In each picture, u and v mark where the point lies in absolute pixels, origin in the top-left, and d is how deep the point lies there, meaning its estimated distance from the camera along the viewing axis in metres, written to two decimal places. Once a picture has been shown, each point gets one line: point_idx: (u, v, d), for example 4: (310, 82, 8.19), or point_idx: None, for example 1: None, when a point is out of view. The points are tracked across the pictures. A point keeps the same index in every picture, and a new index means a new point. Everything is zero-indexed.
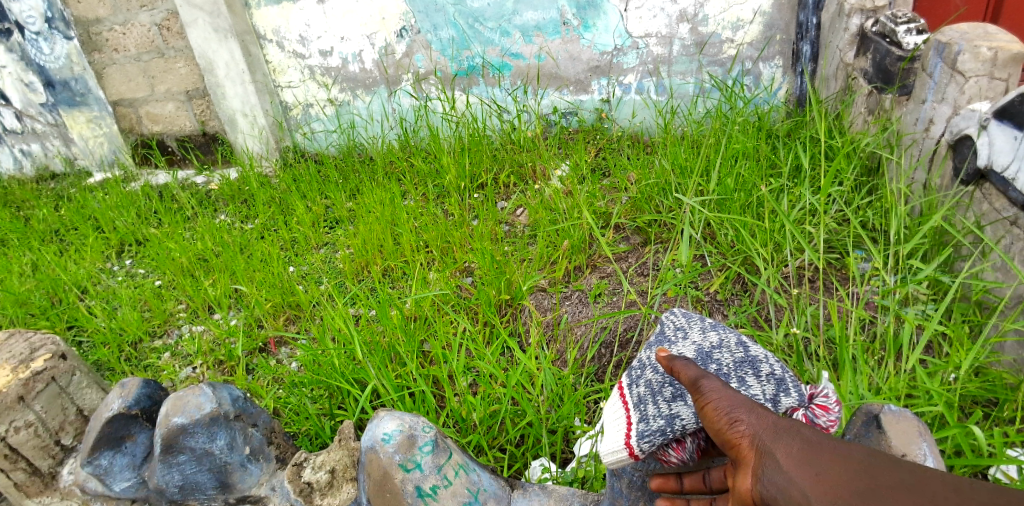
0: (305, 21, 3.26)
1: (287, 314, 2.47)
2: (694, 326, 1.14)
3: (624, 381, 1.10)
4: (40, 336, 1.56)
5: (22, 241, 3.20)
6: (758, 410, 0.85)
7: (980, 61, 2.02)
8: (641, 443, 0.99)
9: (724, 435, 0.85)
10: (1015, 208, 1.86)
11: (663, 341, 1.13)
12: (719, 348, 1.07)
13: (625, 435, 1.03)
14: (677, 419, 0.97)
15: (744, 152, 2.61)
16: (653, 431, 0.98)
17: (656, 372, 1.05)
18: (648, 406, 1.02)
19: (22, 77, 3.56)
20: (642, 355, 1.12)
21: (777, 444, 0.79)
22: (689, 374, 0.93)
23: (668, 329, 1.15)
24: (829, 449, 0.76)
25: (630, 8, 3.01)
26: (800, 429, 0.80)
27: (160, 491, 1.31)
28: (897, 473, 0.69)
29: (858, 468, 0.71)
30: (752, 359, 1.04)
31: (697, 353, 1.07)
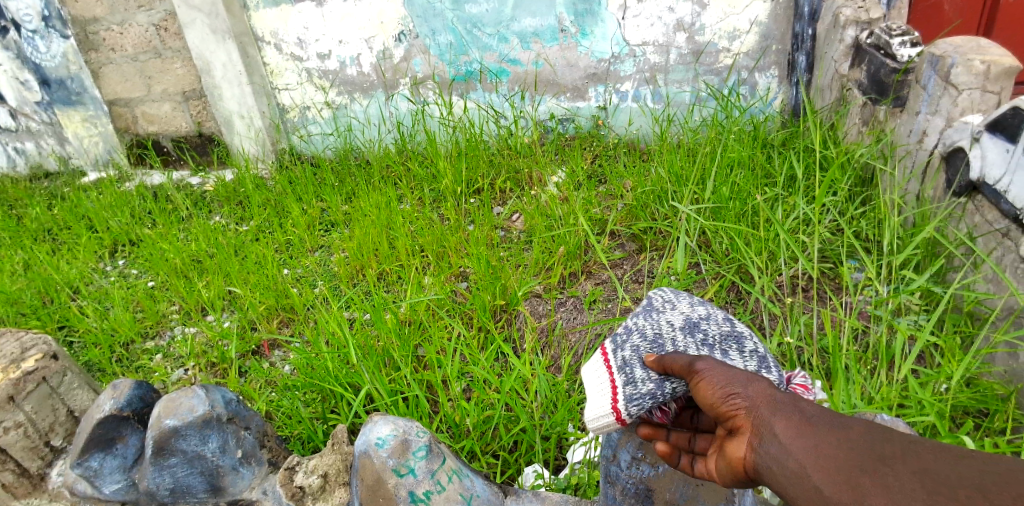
0: (303, 24, 3.27)
1: (281, 316, 2.46)
2: (681, 299, 1.12)
3: (607, 346, 1.08)
4: (31, 336, 1.55)
5: (14, 240, 3.18)
6: (756, 382, 0.89)
7: (974, 74, 2.05)
8: (629, 407, 0.99)
9: (716, 405, 0.89)
10: (1006, 220, 1.87)
11: (649, 309, 1.11)
12: (706, 320, 1.06)
13: (612, 400, 1.01)
14: (668, 383, 0.98)
15: (739, 161, 2.63)
16: (643, 395, 0.98)
17: (644, 338, 1.05)
18: (635, 370, 1.01)
19: (18, 75, 3.57)
20: (626, 323, 1.10)
21: (772, 416, 0.84)
22: (681, 362, 0.95)
23: (656, 299, 1.13)
24: (827, 422, 0.81)
25: (627, 17, 3.03)
26: (796, 399, 0.85)
27: (150, 495, 1.30)
28: (892, 441, 0.76)
29: (854, 437, 0.78)
30: (737, 334, 1.05)
31: (686, 321, 1.06)
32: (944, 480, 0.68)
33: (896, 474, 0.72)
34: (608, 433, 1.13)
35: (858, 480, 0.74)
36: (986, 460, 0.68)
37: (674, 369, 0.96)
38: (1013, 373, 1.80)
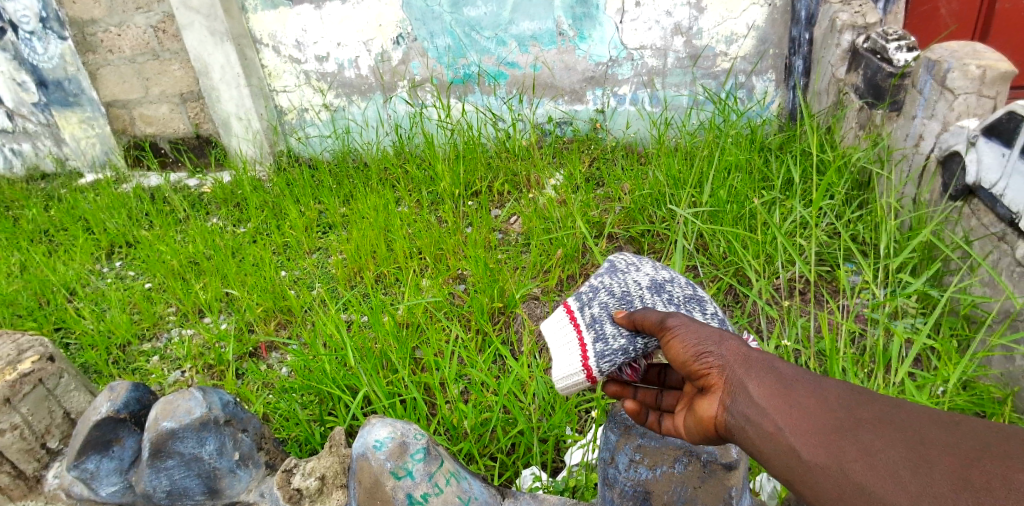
0: (301, 26, 3.28)
1: (278, 319, 2.46)
2: (644, 262, 1.19)
3: (576, 307, 1.15)
4: (28, 337, 1.55)
5: (10, 241, 3.17)
6: (728, 342, 0.96)
7: (969, 78, 2.07)
8: (601, 362, 1.08)
9: (691, 365, 0.97)
10: (1002, 224, 1.89)
11: (614, 270, 1.17)
12: (671, 282, 1.13)
13: (584, 357, 1.10)
14: (637, 339, 1.07)
15: (737, 164, 2.64)
16: (614, 351, 1.07)
17: (612, 296, 1.12)
18: (605, 328, 1.09)
19: (15, 76, 3.58)
20: (593, 283, 1.17)
21: (746, 376, 0.92)
22: (653, 319, 1.02)
23: (619, 262, 1.19)
24: (798, 381, 0.89)
25: (625, 20, 3.04)
26: (769, 359, 0.93)
27: (147, 497, 1.29)
28: (870, 404, 0.83)
29: (830, 399, 0.85)
30: (699, 297, 1.12)
31: (652, 281, 1.13)
32: (922, 448, 0.76)
33: (873, 437, 0.79)
34: (603, 439, 1.11)
35: (834, 440, 0.81)
36: (960, 431, 0.76)
37: (645, 324, 1.03)
38: (1009, 376, 1.81)
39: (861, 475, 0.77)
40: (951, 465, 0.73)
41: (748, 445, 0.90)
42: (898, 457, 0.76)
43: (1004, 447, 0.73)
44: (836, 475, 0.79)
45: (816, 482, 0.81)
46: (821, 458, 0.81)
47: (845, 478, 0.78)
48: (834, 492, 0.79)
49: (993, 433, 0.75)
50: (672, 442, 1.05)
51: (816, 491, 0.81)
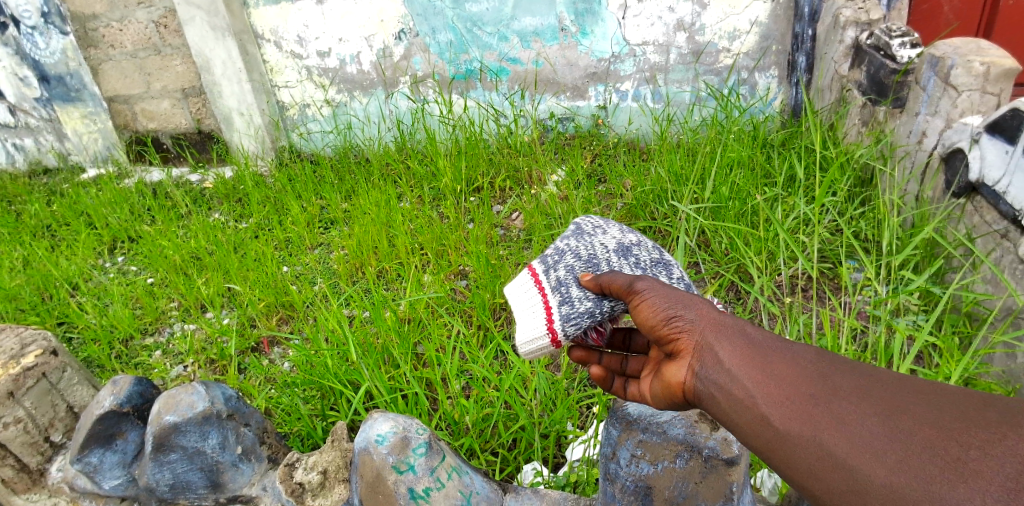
0: (303, 22, 3.27)
1: (280, 314, 2.46)
2: (611, 227, 1.28)
3: (542, 272, 1.24)
4: (31, 331, 1.55)
5: (12, 235, 3.18)
6: (699, 308, 1.00)
7: (973, 75, 2.06)
8: (568, 325, 1.15)
9: (662, 329, 1.02)
10: (1005, 221, 1.89)
11: (581, 233, 1.28)
12: (637, 246, 1.22)
13: (549, 322, 1.18)
14: (604, 303, 1.15)
15: (739, 161, 2.63)
16: (581, 313, 1.14)
17: (578, 260, 1.21)
18: (572, 291, 1.17)
19: (16, 71, 3.58)
20: (561, 248, 1.26)
21: (718, 342, 0.95)
22: (623, 284, 1.08)
23: (586, 225, 1.30)
24: (770, 349, 0.92)
25: (627, 16, 3.04)
26: (742, 327, 0.96)
27: (150, 491, 1.30)
28: (846, 374, 0.84)
29: (804, 367, 0.87)
30: (665, 262, 1.21)
31: (618, 244, 1.23)
32: (897, 417, 0.76)
33: (847, 405, 0.80)
34: (606, 433, 1.11)
35: (807, 407, 0.82)
36: (938, 402, 0.76)
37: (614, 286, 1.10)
38: (1011, 373, 1.81)
39: (833, 442, 0.78)
40: (928, 433, 0.73)
41: (721, 412, 0.92)
42: (872, 424, 0.77)
43: (982, 419, 0.72)
44: (809, 442, 0.80)
45: (789, 449, 0.82)
46: (792, 424, 0.83)
47: (818, 444, 0.79)
48: (807, 459, 0.80)
49: (972, 405, 0.75)
50: (674, 436, 1.04)
51: (789, 458, 0.82)
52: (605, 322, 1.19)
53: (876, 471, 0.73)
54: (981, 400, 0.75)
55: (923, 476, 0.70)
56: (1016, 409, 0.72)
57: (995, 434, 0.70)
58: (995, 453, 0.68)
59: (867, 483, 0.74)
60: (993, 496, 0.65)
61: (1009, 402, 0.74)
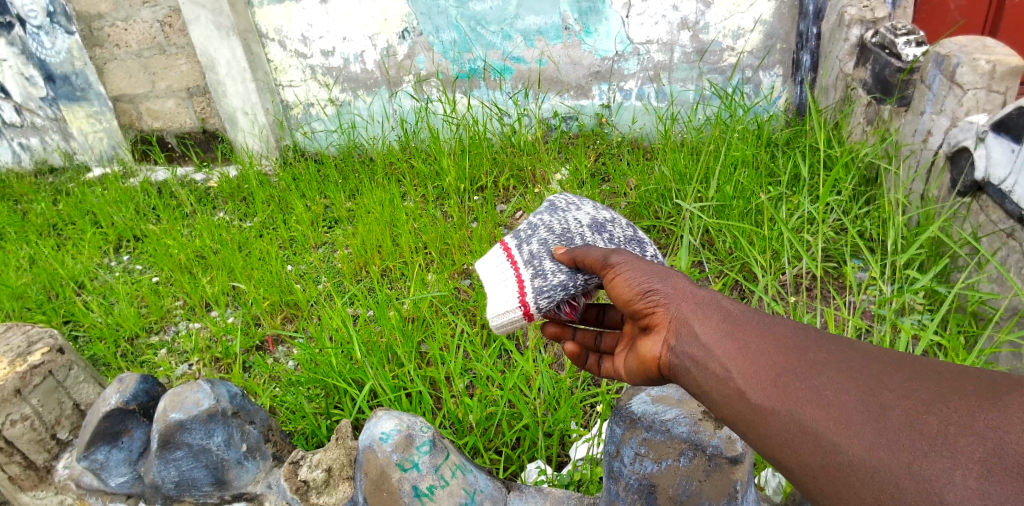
0: (307, 21, 3.28)
1: (285, 313, 2.47)
2: (585, 205, 1.39)
3: (515, 248, 1.34)
4: (37, 329, 1.56)
5: (19, 234, 3.20)
6: (675, 283, 1.03)
7: (979, 74, 2.05)
8: (541, 298, 1.24)
9: (638, 304, 1.05)
10: (1011, 220, 1.88)
11: (556, 210, 1.38)
12: (611, 224, 1.33)
13: (523, 295, 1.27)
14: (578, 277, 1.23)
15: (743, 160, 2.62)
16: (555, 286, 1.23)
17: (551, 234, 1.31)
18: (546, 265, 1.27)
19: (23, 71, 3.60)
20: (534, 224, 1.36)
21: (693, 317, 0.96)
22: (598, 259, 1.14)
23: (561, 203, 1.41)
24: (747, 322, 0.92)
25: (631, 15, 3.03)
26: (717, 302, 0.97)
27: (156, 488, 1.31)
28: (825, 348, 0.84)
29: (781, 342, 0.87)
30: (638, 240, 1.31)
31: (591, 221, 1.33)
32: (877, 390, 0.76)
33: (825, 379, 0.80)
34: (610, 431, 1.11)
35: (785, 383, 0.82)
36: (917, 375, 0.77)
37: (587, 261, 1.16)
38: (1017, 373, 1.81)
39: (812, 418, 0.78)
40: (909, 407, 0.73)
41: (698, 387, 0.93)
42: (851, 398, 0.77)
43: (961, 392, 0.73)
44: (787, 418, 0.80)
45: (766, 424, 0.83)
46: (767, 399, 0.83)
47: (796, 420, 0.79)
48: (784, 433, 0.81)
49: (951, 378, 0.75)
50: (678, 434, 1.03)
51: (766, 434, 0.83)
52: (578, 296, 1.28)
53: (853, 446, 0.74)
54: (959, 373, 0.76)
55: (903, 451, 0.71)
56: (993, 381, 0.73)
57: (975, 409, 0.71)
58: (975, 427, 0.69)
59: (845, 457, 0.74)
60: (974, 472, 0.66)
61: (987, 374, 0.75)
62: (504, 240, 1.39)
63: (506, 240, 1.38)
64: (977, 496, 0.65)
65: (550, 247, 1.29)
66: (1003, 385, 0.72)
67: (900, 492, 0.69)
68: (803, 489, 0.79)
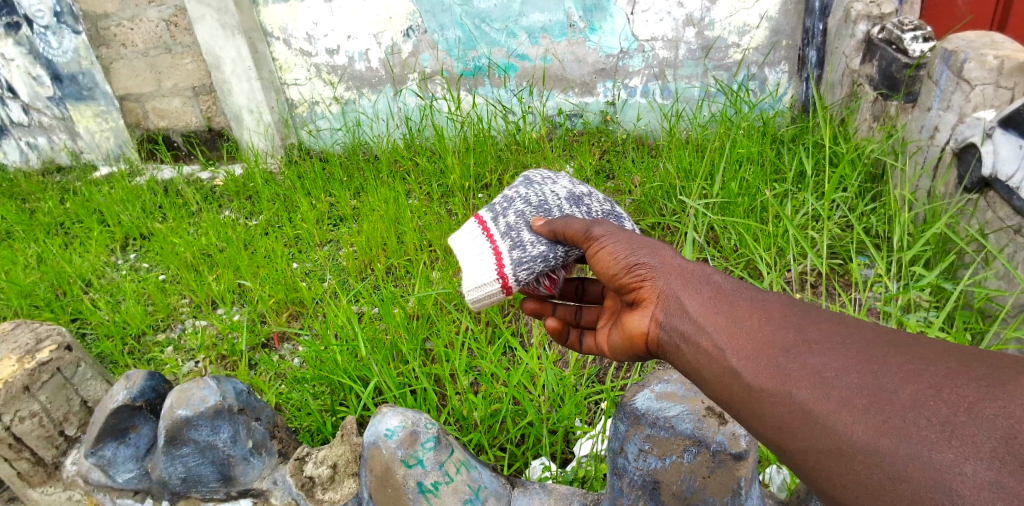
0: (312, 19, 3.29)
1: (290, 310, 2.48)
2: (560, 179, 1.43)
3: (489, 220, 1.35)
4: (45, 326, 1.57)
5: (27, 233, 3.22)
6: (666, 261, 1.08)
7: (987, 69, 2.03)
8: (519, 269, 1.26)
9: (626, 278, 1.11)
10: (1019, 216, 1.87)
11: (531, 183, 1.41)
12: (588, 197, 1.37)
13: (500, 266, 1.28)
14: (557, 249, 1.27)
15: (748, 156, 2.62)
16: (535, 257, 1.26)
17: (528, 206, 1.33)
18: (524, 237, 1.29)
19: (30, 70, 3.62)
20: (509, 196, 1.38)
21: (683, 293, 1.03)
22: (584, 234, 1.18)
23: (535, 178, 1.43)
24: (739, 300, 0.97)
25: (636, 11, 3.02)
26: (705, 275, 1.03)
27: (163, 483, 1.32)
28: (826, 332, 0.84)
29: (775, 322, 0.90)
30: (614, 213, 1.36)
31: (569, 194, 1.37)
32: (881, 375, 0.76)
33: (826, 363, 0.81)
34: (614, 427, 1.11)
35: (782, 365, 0.84)
36: (923, 358, 0.75)
37: (568, 233, 1.20)
38: None
39: (811, 401, 0.79)
40: (914, 393, 0.72)
41: (693, 366, 0.98)
42: (853, 383, 0.77)
43: (969, 376, 0.71)
44: (785, 401, 0.82)
45: (763, 406, 0.85)
46: (763, 381, 0.85)
47: (794, 403, 0.81)
48: (783, 416, 0.82)
49: (959, 361, 0.74)
50: (681, 431, 1.03)
51: (764, 416, 0.84)
52: (558, 269, 1.32)
53: (856, 431, 0.73)
54: (968, 356, 0.74)
55: (907, 438, 0.69)
56: (1004, 365, 0.71)
57: (984, 394, 0.68)
58: (984, 414, 0.67)
59: (846, 443, 0.74)
60: (982, 461, 0.64)
61: (998, 358, 0.73)
62: (477, 213, 1.40)
63: (479, 212, 1.38)
64: (985, 486, 0.63)
65: (527, 219, 1.31)
66: (1015, 369, 0.70)
67: (905, 480, 0.68)
68: (803, 473, 0.80)
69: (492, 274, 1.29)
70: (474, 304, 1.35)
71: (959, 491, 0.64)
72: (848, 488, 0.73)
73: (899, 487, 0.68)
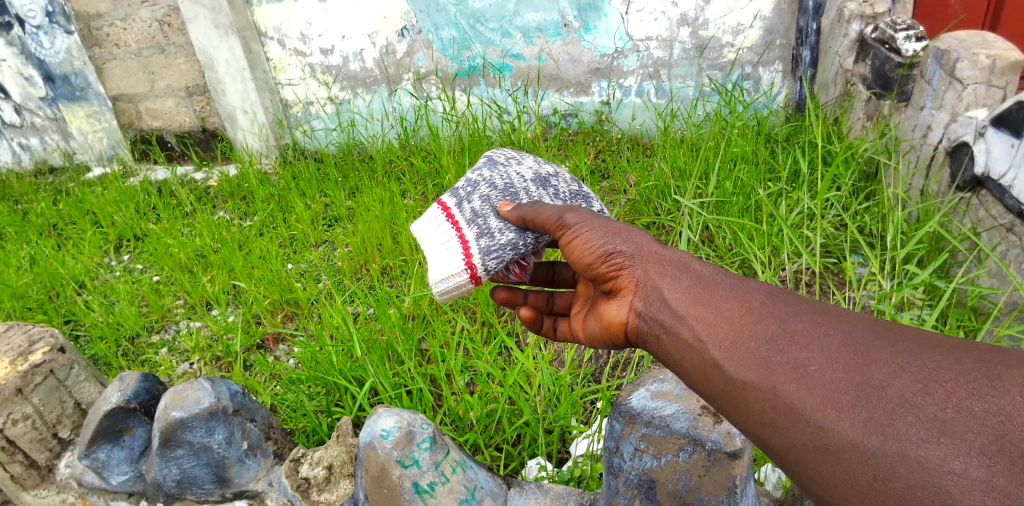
0: (306, 19, 3.28)
1: (285, 311, 2.47)
2: (525, 159, 1.43)
3: (453, 206, 1.36)
4: (38, 328, 1.56)
5: (20, 235, 3.20)
6: (643, 248, 1.06)
7: (979, 69, 2.04)
8: (489, 258, 1.27)
9: (602, 267, 1.09)
10: (1010, 215, 1.88)
11: (495, 164, 1.41)
12: (556, 179, 1.37)
13: (468, 256, 1.29)
14: (526, 236, 1.28)
15: (743, 156, 2.62)
16: (504, 244, 1.27)
17: (494, 191, 1.34)
18: (492, 224, 1.29)
19: (22, 71, 3.60)
20: (474, 179, 1.38)
21: (662, 281, 1.01)
22: (556, 222, 1.16)
23: (499, 157, 1.44)
24: (719, 289, 0.95)
25: (631, 11, 3.03)
26: (683, 263, 1.02)
27: (158, 485, 1.31)
28: (809, 324, 0.84)
29: (757, 311, 0.89)
30: (583, 194, 1.37)
31: (535, 175, 1.37)
32: (867, 370, 0.76)
33: (810, 357, 0.81)
34: (610, 426, 1.11)
35: (765, 358, 0.84)
36: (910, 352, 0.76)
37: (539, 221, 1.19)
38: None
39: (797, 397, 0.79)
40: (902, 387, 0.73)
41: (675, 358, 0.97)
42: (838, 378, 0.77)
43: (957, 370, 0.72)
44: (769, 396, 0.82)
45: (748, 400, 0.84)
46: (748, 374, 0.85)
47: (779, 398, 0.81)
48: (768, 412, 0.82)
49: (947, 355, 0.74)
50: (677, 430, 1.03)
51: (748, 411, 0.84)
52: (528, 255, 1.34)
53: (843, 429, 0.74)
54: (954, 349, 0.75)
55: (896, 435, 0.70)
56: (992, 359, 0.72)
57: (973, 390, 0.69)
58: (974, 411, 0.68)
59: (834, 441, 0.74)
60: (974, 459, 0.65)
61: (983, 351, 0.73)
62: (439, 198, 1.40)
63: (443, 199, 1.38)
64: (977, 485, 0.63)
65: (493, 203, 1.32)
66: (1003, 362, 0.70)
67: (895, 478, 0.68)
68: (790, 469, 0.80)
69: (460, 265, 1.30)
70: (442, 295, 1.36)
71: (950, 491, 0.64)
72: (835, 484, 0.74)
73: (888, 487, 0.68)
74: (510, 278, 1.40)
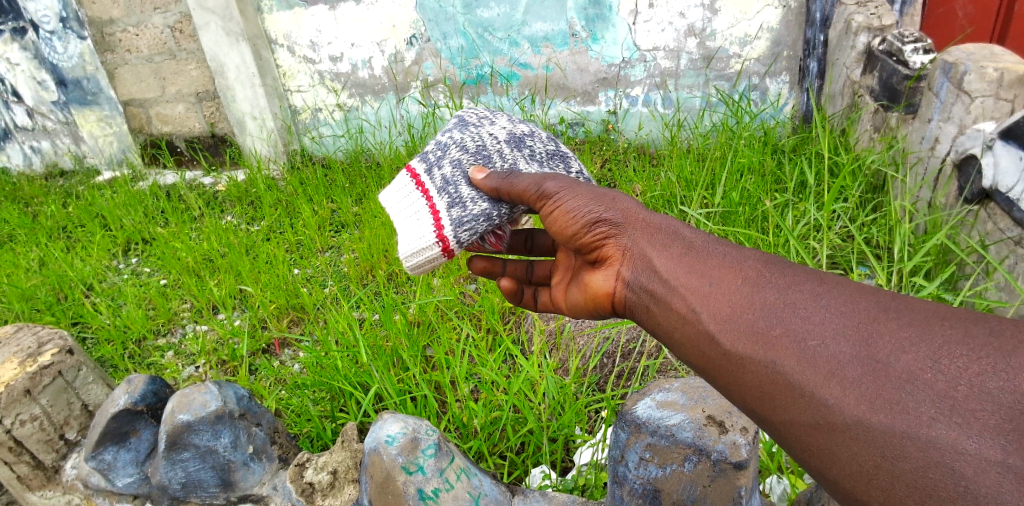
0: (316, 27, 3.32)
1: (291, 316, 2.49)
2: (499, 118, 1.43)
3: (425, 175, 1.37)
4: (48, 330, 1.58)
5: (29, 237, 3.23)
6: (630, 217, 1.08)
7: (986, 82, 2.04)
8: (463, 232, 1.28)
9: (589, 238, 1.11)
10: (1019, 228, 1.88)
11: (467, 126, 1.41)
12: (532, 139, 1.38)
13: (440, 230, 1.30)
14: (500, 207, 1.27)
15: (749, 167, 2.63)
16: (478, 217, 1.26)
17: (466, 156, 1.34)
18: (464, 192, 1.29)
19: (35, 75, 3.64)
20: (446, 144, 1.39)
21: (651, 249, 1.02)
22: (536, 192, 1.16)
23: (471, 118, 1.43)
24: (712, 258, 0.95)
25: (638, 22, 3.05)
26: (672, 230, 1.03)
27: (163, 489, 1.32)
28: (811, 295, 0.83)
29: (754, 283, 0.89)
30: (561, 155, 1.38)
31: (509, 136, 1.38)
32: (873, 344, 0.75)
33: (812, 330, 0.80)
34: (613, 436, 1.11)
35: (764, 331, 0.83)
36: (916, 326, 0.75)
37: (516, 191, 1.19)
38: None
39: (797, 372, 0.78)
40: (910, 362, 0.72)
41: (667, 330, 0.98)
42: (841, 352, 0.76)
43: (968, 345, 0.71)
44: (768, 370, 0.81)
45: (745, 374, 0.84)
46: (744, 347, 0.84)
47: (777, 373, 0.80)
48: (766, 387, 0.81)
49: (955, 329, 0.74)
50: (682, 440, 1.03)
51: (745, 384, 0.83)
52: (503, 224, 1.32)
53: (847, 406, 0.73)
54: (962, 322, 0.75)
55: (905, 414, 0.69)
56: (1002, 333, 0.71)
57: (987, 367, 0.69)
58: (987, 389, 0.67)
59: (836, 417, 0.73)
60: (988, 439, 0.64)
61: (992, 324, 0.73)
62: (409, 165, 1.41)
63: (413, 166, 1.40)
64: (992, 466, 0.63)
65: (465, 169, 1.32)
66: (1015, 338, 0.70)
67: (903, 459, 0.67)
68: (788, 445, 0.79)
69: (431, 238, 1.31)
70: (414, 268, 1.38)
71: (963, 471, 0.64)
72: (836, 461, 0.73)
73: (896, 467, 0.68)
74: (486, 247, 1.38)
